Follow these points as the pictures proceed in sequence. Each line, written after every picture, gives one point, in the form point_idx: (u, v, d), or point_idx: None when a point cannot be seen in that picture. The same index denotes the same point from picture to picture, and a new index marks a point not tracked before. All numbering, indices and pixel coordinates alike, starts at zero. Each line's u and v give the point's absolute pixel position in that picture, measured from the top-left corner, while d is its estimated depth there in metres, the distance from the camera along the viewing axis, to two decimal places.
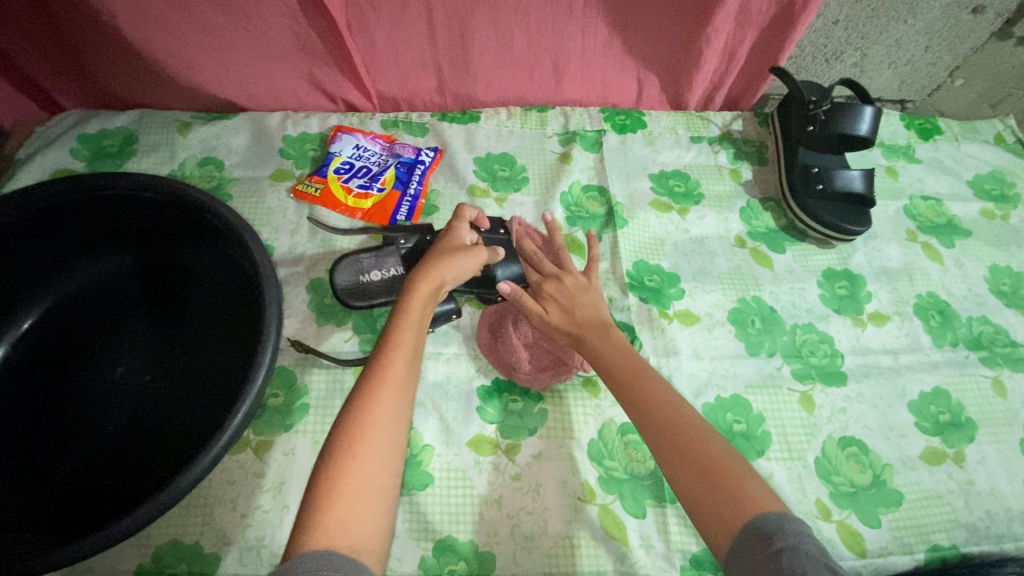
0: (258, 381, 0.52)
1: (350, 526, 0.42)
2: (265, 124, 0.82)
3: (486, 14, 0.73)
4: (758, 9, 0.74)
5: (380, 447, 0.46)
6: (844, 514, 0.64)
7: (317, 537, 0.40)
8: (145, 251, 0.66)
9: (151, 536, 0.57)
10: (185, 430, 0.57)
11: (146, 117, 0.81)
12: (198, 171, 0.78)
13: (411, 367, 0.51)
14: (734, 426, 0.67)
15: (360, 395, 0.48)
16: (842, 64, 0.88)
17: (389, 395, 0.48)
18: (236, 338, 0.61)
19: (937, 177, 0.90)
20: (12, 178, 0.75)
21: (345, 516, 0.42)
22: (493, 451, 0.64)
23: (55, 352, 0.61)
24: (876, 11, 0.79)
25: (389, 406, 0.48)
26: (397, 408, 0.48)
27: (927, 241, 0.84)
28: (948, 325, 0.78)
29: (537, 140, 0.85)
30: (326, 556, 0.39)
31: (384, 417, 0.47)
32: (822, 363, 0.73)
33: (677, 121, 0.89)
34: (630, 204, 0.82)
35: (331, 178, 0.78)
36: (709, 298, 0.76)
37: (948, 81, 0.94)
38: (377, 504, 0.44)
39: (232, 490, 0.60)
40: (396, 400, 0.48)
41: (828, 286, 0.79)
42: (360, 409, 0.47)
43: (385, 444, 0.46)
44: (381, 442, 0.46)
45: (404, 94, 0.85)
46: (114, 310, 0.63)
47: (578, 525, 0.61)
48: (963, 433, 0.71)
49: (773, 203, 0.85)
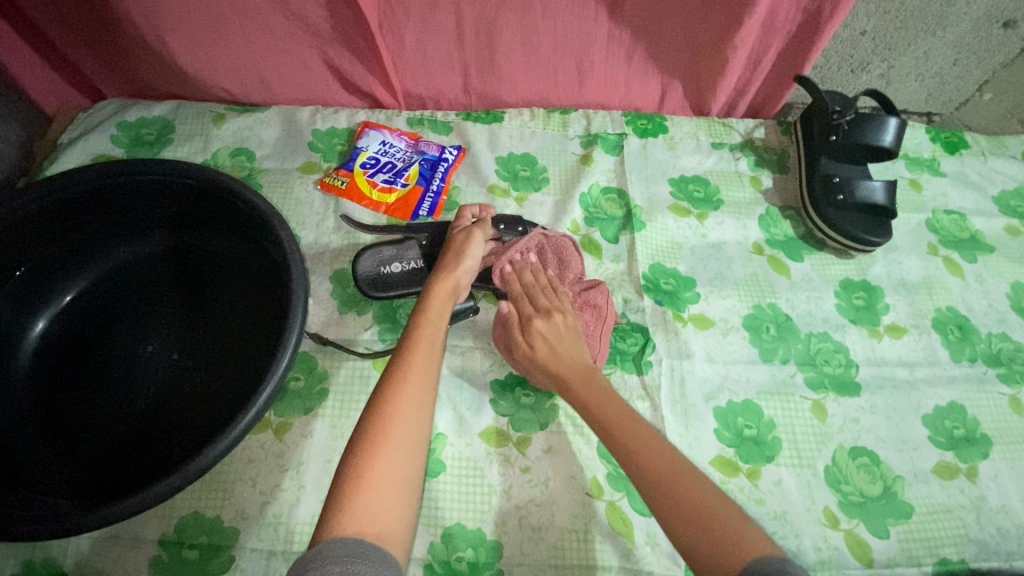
0: (282, 363, 0.54)
1: (374, 517, 0.41)
2: (296, 118, 0.84)
3: (513, 17, 0.74)
4: (785, 17, 0.75)
5: (407, 434, 0.45)
6: (852, 524, 0.64)
7: (344, 525, 0.40)
8: (178, 235, 0.69)
9: (174, 507, 0.59)
10: (209, 407, 0.59)
11: (182, 108, 0.84)
12: (230, 161, 0.81)
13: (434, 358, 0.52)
14: (745, 431, 0.68)
15: (386, 384, 0.48)
16: (869, 75, 0.88)
17: (414, 382, 0.48)
18: (264, 321, 0.63)
19: (961, 192, 0.89)
20: (55, 161, 0.79)
21: (369, 507, 0.42)
22: (504, 443, 0.65)
23: (88, 328, 0.63)
24: (904, 23, 0.79)
25: (416, 393, 0.48)
26: (422, 396, 0.48)
27: (949, 255, 0.83)
28: (966, 341, 0.77)
29: (559, 141, 0.87)
30: (355, 542, 0.39)
31: (410, 403, 0.47)
32: (837, 373, 0.73)
33: (699, 127, 0.90)
34: (649, 207, 0.82)
35: (357, 172, 0.80)
36: (724, 303, 0.76)
37: (977, 95, 0.93)
38: (402, 493, 0.43)
39: (253, 468, 0.62)
40: (421, 388, 0.48)
41: (845, 297, 0.78)
42: (386, 398, 0.47)
43: (412, 433, 0.46)
44: (408, 429, 0.46)
45: (430, 92, 0.88)
46: (145, 289, 0.66)
47: (585, 520, 0.62)
48: (978, 449, 0.70)
49: (792, 211, 0.85)
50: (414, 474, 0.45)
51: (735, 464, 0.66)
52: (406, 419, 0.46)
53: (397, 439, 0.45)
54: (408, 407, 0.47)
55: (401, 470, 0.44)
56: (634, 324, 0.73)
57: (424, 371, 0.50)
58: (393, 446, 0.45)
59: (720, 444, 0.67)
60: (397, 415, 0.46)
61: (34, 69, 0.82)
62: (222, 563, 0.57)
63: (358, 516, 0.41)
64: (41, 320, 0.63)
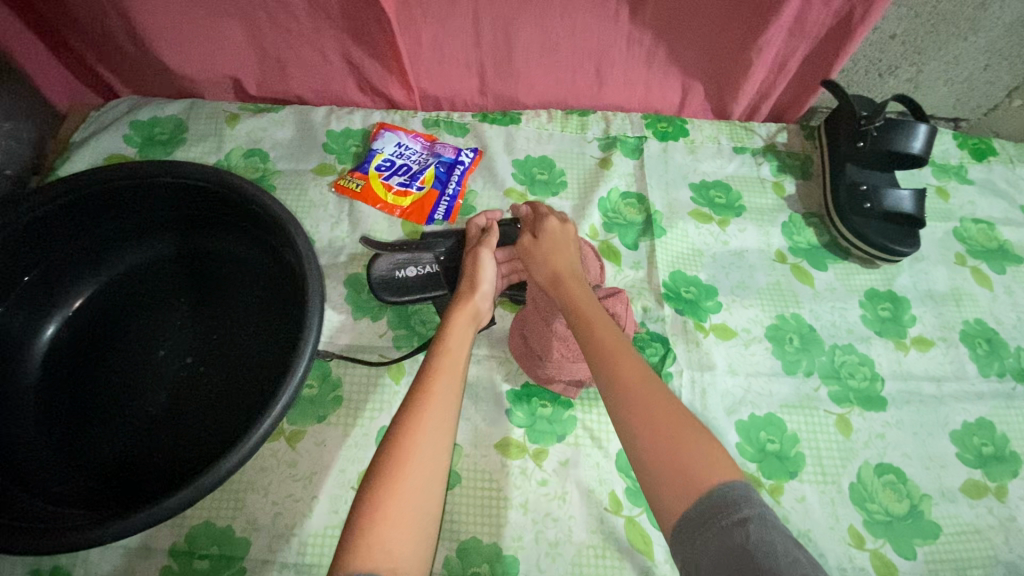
0: (298, 373, 0.53)
1: (391, 547, 0.40)
2: (310, 118, 0.83)
3: (534, 17, 0.72)
4: (814, 19, 0.72)
5: (424, 465, 0.44)
6: (877, 543, 0.62)
7: (359, 557, 0.39)
8: (190, 238, 0.67)
9: (186, 517, 0.58)
10: (222, 415, 0.58)
11: (196, 107, 0.82)
12: (243, 162, 0.79)
13: (455, 386, 0.50)
14: (767, 446, 0.66)
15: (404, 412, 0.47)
16: (896, 79, 0.85)
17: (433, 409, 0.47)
18: (278, 328, 0.62)
19: (989, 200, 0.86)
20: (67, 159, 0.78)
21: (385, 538, 0.40)
22: (521, 455, 0.64)
23: (99, 333, 0.62)
24: (936, 27, 0.76)
25: (434, 421, 0.47)
26: (441, 427, 0.47)
27: (977, 266, 0.81)
28: (995, 355, 0.75)
29: (577, 144, 0.85)
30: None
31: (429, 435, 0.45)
32: (861, 386, 0.71)
33: (720, 131, 0.87)
34: (669, 213, 0.81)
35: (372, 174, 0.78)
36: (746, 313, 0.74)
37: (1007, 101, 0.90)
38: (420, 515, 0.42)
39: (265, 477, 0.61)
40: (440, 415, 0.47)
41: (870, 307, 0.76)
42: (404, 426, 0.46)
43: (430, 462, 0.45)
44: (425, 460, 0.44)
45: (447, 93, 0.86)
46: (157, 293, 0.65)
47: (603, 536, 0.60)
48: (1007, 467, 0.68)
49: (816, 219, 0.83)
50: (431, 504, 0.43)
51: (756, 480, 0.64)
52: (425, 448, 0.45)
53: (415, 469, 0.44)
54: (426, 436, 0.46)
55: (418, 499, 0.43)
56: (654, 333, 0.71)
57: (443, 398, 0.48)
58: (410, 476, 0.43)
59: (742, 459, 0.65)
60: (415, 444, 0.45)
61: (46, 66, 0.81)
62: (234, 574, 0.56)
63: (374, 547, 0.39)
64: (51, 325, 0.62)
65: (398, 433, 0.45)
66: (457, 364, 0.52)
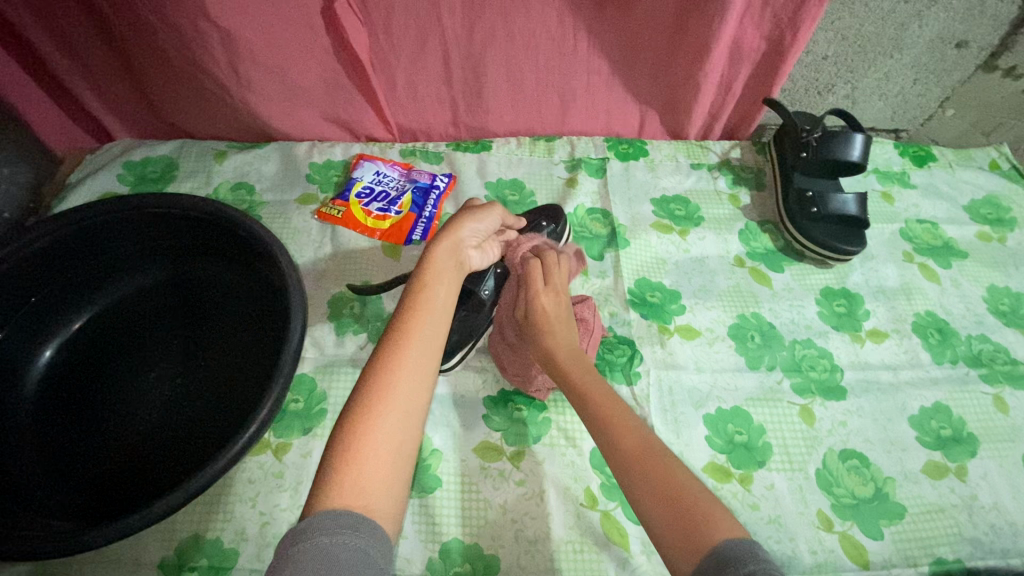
0: (281, 382, 0.56)
1: (370, 485, 0.41)
2: (293, 153, 0.89)
3: (496, 54, 0.79)
4: (750, 45, 0.80)
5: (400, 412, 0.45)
6: (845, 525, 0.65)
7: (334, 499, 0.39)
8: (181, 266, 0.72)
9: (175, 530, 0.60)
10: (209, 428, 0.61)
11: (186, 147, 0.88)
12: (231, 195, 0.84)
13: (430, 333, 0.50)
14: (735, 437, 0.69)
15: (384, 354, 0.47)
16: (835, 96, 0.93)
17: (413, 356, 0.47)
18: (262, 346, 0.65)
19: (932, 202, 0.93)
20: (64, 199, 0.82)
21: (362, 478, 0.41)
22: (498, 457, 0.66)
23: (93, 356, 0.66)
24: (863, 47, 0.84)
25: (412, 367, 0.47)
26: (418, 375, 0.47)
27: (924, 263, 0.86)
28: (947, 343, 0.79)
29: (545, 166, 0.91)
30: (342, 515, 0.38)
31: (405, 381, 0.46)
32: (822, 377, 0.74)
33: (678, 150, 0.94)
34: (633, 225, 0.86)
35: (353, 202, 0.83)
36: (709, 314, 0.79)
37: (940, 111, 0.98)
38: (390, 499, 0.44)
39: (252, 488, 0.63)
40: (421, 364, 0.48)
41: (826, 304, 0.81)
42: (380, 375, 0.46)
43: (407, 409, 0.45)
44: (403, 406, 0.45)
45: (421, 126, 0.92)
46: (149, 317, 0.68)
47: (580, 531, 0.62)
48: (965, 448, 0.71)
49: (771, 225, 0.88)
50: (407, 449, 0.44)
51: (726, 470, 0.67)
52: (402, 396, 0.45)
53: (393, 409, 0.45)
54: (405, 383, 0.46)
55: (393, 442, 0.44)
56: (622, 337, 0.75)
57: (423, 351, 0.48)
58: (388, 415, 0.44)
59: (712, 451, 0.68)
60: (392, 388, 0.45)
61: (46, 114, 0.87)
62: None
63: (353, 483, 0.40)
64: (49, 348, 0.66)
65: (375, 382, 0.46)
66: (444, 312, 0.52)
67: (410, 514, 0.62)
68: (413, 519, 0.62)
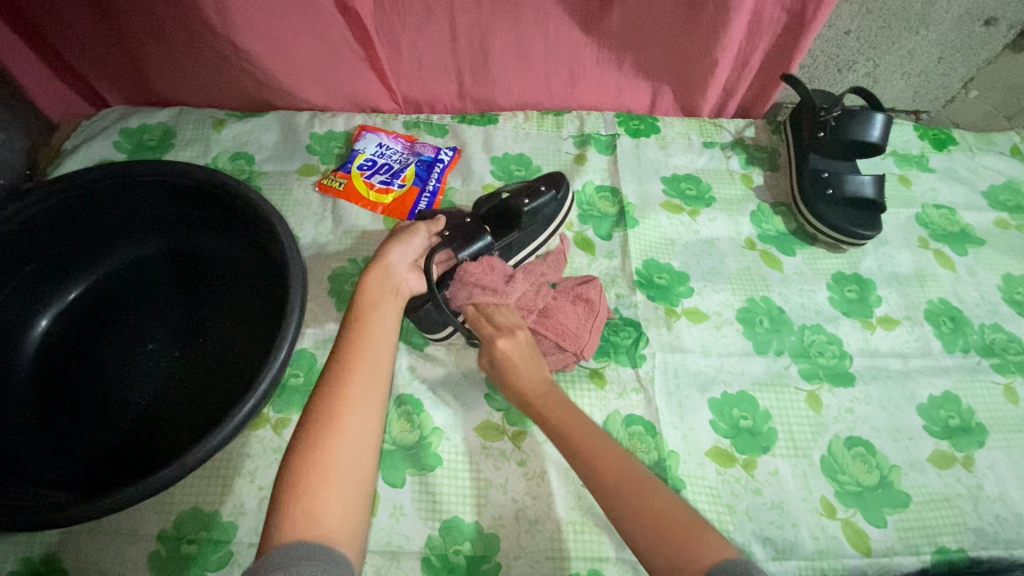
0: (281, 355, 0.56)
1: (327, 511, 0.44)
2: (294, 122, 0.86)
3: (504, 24, 0.76)
4: (769, 18, 0.76)
5: (353, 425, 0.49)
6: (849, 513, 0.64)
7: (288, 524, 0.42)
8: (177, 235, 0.70)
9: (173, 502, 0.59)
10: (207, 402, 0.60)
11: (184, 114, 0.86)
12: (230, 165, 0.82)
13: (376, 351, 0.55)
14: (741, 422, 0.68)
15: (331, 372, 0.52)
16: (855, 74, 0.89)
17: (360, 380, 0.52)
18: (262, 319, 0.64)
19: (950, 187, 0.90)
20: (60, 166, 0.80)
21: (318, 498, 0.44)
22: (500, 437, 0.66)
23: (89, 325, 0.65)
24: (888, 22, 0.81)
25: (355, 398, 0.50)
26: (366, 392, 0.51)
27: (939, 249, 0.84)
28: (959, 331, 0.78)
29: (553, 141, 0.88)
30: (298, 545, 0.41)
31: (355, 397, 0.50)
32: (830, 364, 0.73)
33: (690, 127, 0.91)
34: (642, 204, 0.84)
35: (355, 174, 0.81)
36: (718, 297, 0.77)
37: (962, 92, 0.94)
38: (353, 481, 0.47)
39: (251, 463, 0.62)
40: (366, 388, 0.51)
41: (837, 289, 0.79)
42: (327, 405, 0.49)
43: (358, 433, 0.49)
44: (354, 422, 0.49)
45: (426, 97, 0.89)
46: (147, 286, 0.67)
47: (581, 511, 0.62)
48: (973, 438, 0.70)
49: (784, 207, 0.86)
50: (364, 469, 0.48)
51: (730, 455, 0.66)
52: (351, 419, 0.49)
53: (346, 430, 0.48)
54: (354, 409, 0.50)
55: (345, 466, 0.47)
56: (627, 318, 0.74)
57: (368, 373, 0.53)
58: (341, 434, 0.48)
59: (716, 435, 0.67)
60: (343, 406, 0.49)
61: (39, 78, 0.84)
62: (221, 557, 0.57)
63: (305, 515, 0.43)
64: (45, 317, 0.65)
65: (323, 413, 0.49)
66: (386, 338, 0.57)
67: (410, 492, 0.62)
68: (413, 496, 0.62)
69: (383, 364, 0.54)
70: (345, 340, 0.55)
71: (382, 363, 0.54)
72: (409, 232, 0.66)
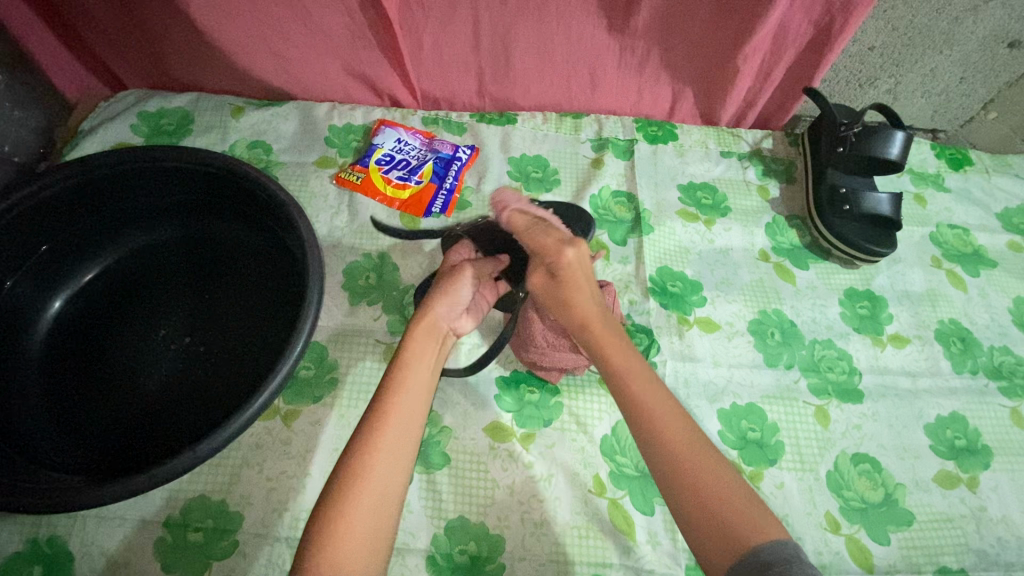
0: (297, 348, 0.56)
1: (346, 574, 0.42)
2: (313, 113, 0.86)
3: (528, 24, 0.76)
4: (796, 30, 0.76)
5: (385, 479, 0.46)
6: (853, 529, 0.64)
7: None
8: (193, 222, 0.70)
9: (180, 490, 0.60)
10: (219, 392, 0.60)
11: (203, 100, 0.85)
12: (247, 153, 0.82)
13: (416, 401, 0.51)
14: (748, 434, 0.69)
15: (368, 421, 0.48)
16: (876, 90, 0.89)
17: (392, 438, 0.48)
18: (277, 310, 0.64)
19: (965, 208, 0.90)
20: (76, 147, 0.80)
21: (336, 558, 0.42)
22: (508, 439, 0.66)
23: (103, 309, 0.65)
24: (912, 40, 0.81)
25: (389, 453, 0.47)
26: (402, 447, 0.48)
27: (952, 269, 0.84)
28: (969, 353, 0.78)
29: (570, 144, 0.88)
30: None
31: (390, 450, 0.47)
32: (839, 380, 0.73)
33: (708, 135, 0.91)
34: (658, 211, 0.84)
35: (373, 168, 0.81)
36: (730, 307, 0.77)
37: (981, 113, 0.94)
38: (373, 539, 0.44)
39: (260, 453, 0.62)
40: (398, 445, 0.48)
41: (849, 305, 0.79)
42: (362, 451, 0.47)
43: (383, 492, 0.46)
44: (387, 477, 0.46)
45: (445, 94, 0.89)
46: (161, 272, 0.67)
47: (587, 516, 0.62)
48: (978, 460, 0.71)
49: (798, 221, 0.86)
50: (384, 529, 0.45)
51: (737, 466, 0.66)
52: (379, 477, 0.46)
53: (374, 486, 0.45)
54: (381, 468, 0.46)
55: (368, 527, 0.44)
56: (639, 325, 0.74)
57: (402, 433, 0.48)
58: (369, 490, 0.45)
59: (724, 446, 0.68)
60: (376, 459, 0.46)
61: (58, 57, 0.84)
62: (226, 547, 0.57)
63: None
64: (59, 298, 0.65)
65: (352, 461, 0.46)
66: (426, 388, 0.52)
67: (417, 489, 0.62)
68: (419, 494, 0.62)
69: (419, 417, 0.50)
70: (384, 388, 0.50)
71: (421, 415, 0.50)
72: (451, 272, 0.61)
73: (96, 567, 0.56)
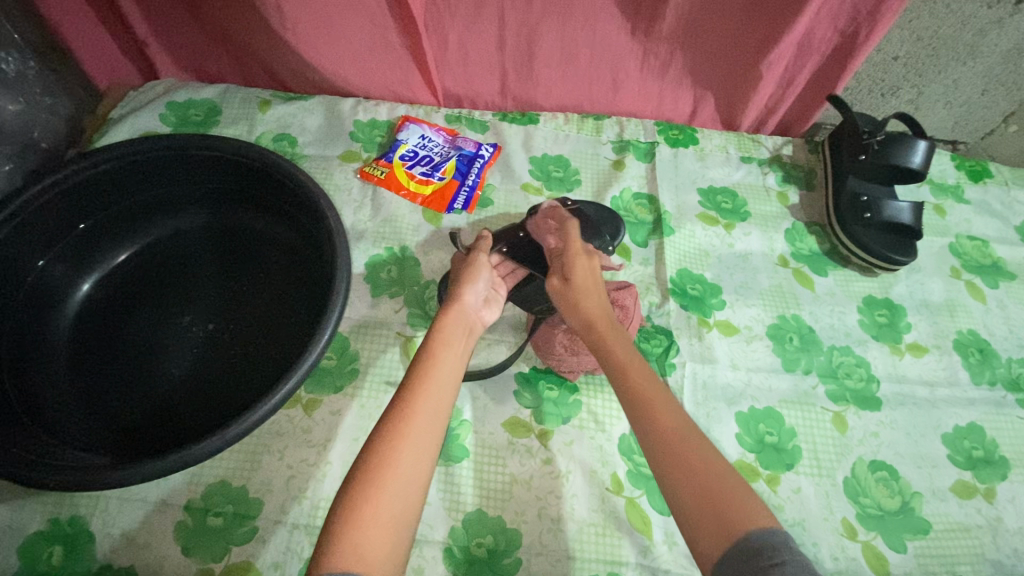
0: (325, 336, 0.56)
1: (368, 556, 0.40)
2: (338, 107, 0.87)
3: (554, 25, 0.77)
4: (821, 37, 0.76)
5: (416, 457, 0.46)
6: (869, 535, 0.64)
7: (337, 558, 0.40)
8: (220, 213, 0.71)
9: (203, 475, 0.60)
10: (243, 380, 0.61)
11: (230, 93, 0.86)
12: (272, 145, 0.83)
13: (446, 387, 0.51)
14: (766, 437, 0.69)
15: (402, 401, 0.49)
16: (898, 100, 0.89)
17: (417, 431, 0.47)
18: (302, 300, 0.65)
19: (985, 219, 0.90)
20: (105, 134, 0.81)
21: (361, 541, 0.41)
22: (527, 434, 0.66)
23: (129, 295, 0.65)
24: (937, 51, 0.81)
25: (421, 432, 0.47)
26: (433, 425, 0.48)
27: (971, 280, 0.84)
28: (987, 364, 0.78)
29: (592, 145, 0.89)
30: None
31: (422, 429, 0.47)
32: (857, 387, 0.73)
33: (728, 140, 0.91)
34: (678, 214, 0.84)
35: (396, 163, 0.82)
36: (748, 311, 0.77)
37: (1003, 126, 0.94)
38: (400, 517, 0.43)
39: (281, 441, 0.63)
40: (428, 428, 0.48)
41: (868, 313, 0.79)
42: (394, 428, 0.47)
43: (411, 472, 0.45)
44: (418, 454, 0.46)
45: (468, 92, 0.90)
46: (187, 259, 0.68)
47: (604, 514, 0.62)
48: (996, 471, 0.70)
49: (818, 227, 0.86)
50: (411, 509, 0.44)
51: (755, 469, 0.66)
52: (407, 458, 0.46)
53: (404, 462, 0.45)
54: (412, 443, 0.46)
55: (394, 507, 0.43)
56: (659, 327, 0.74)
57: (433, 414, 0.49)
58: (400, 466, 0.45)
59: (741, 449, 0.68)
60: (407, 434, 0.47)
61: (89, 46, 0.85)
62: (246, 533, 0.58)
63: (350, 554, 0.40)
64: (88, 282, 0.66)
65: (386, 437, 0.46)
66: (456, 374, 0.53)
67: (436, 482, 0.62)
68: (437, 487, 0.62)
69: (444, 413, 0.50)
70: (414, 374, 0.51)
71: (449, 402, 0.51)
72: (473, 269, 0.64)
73: (118, 550, 0.57)
